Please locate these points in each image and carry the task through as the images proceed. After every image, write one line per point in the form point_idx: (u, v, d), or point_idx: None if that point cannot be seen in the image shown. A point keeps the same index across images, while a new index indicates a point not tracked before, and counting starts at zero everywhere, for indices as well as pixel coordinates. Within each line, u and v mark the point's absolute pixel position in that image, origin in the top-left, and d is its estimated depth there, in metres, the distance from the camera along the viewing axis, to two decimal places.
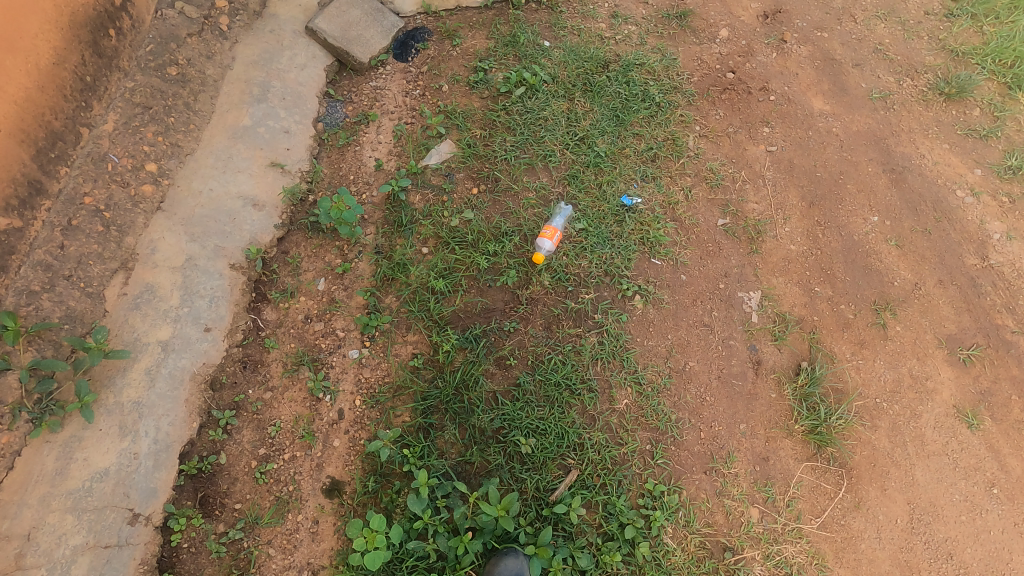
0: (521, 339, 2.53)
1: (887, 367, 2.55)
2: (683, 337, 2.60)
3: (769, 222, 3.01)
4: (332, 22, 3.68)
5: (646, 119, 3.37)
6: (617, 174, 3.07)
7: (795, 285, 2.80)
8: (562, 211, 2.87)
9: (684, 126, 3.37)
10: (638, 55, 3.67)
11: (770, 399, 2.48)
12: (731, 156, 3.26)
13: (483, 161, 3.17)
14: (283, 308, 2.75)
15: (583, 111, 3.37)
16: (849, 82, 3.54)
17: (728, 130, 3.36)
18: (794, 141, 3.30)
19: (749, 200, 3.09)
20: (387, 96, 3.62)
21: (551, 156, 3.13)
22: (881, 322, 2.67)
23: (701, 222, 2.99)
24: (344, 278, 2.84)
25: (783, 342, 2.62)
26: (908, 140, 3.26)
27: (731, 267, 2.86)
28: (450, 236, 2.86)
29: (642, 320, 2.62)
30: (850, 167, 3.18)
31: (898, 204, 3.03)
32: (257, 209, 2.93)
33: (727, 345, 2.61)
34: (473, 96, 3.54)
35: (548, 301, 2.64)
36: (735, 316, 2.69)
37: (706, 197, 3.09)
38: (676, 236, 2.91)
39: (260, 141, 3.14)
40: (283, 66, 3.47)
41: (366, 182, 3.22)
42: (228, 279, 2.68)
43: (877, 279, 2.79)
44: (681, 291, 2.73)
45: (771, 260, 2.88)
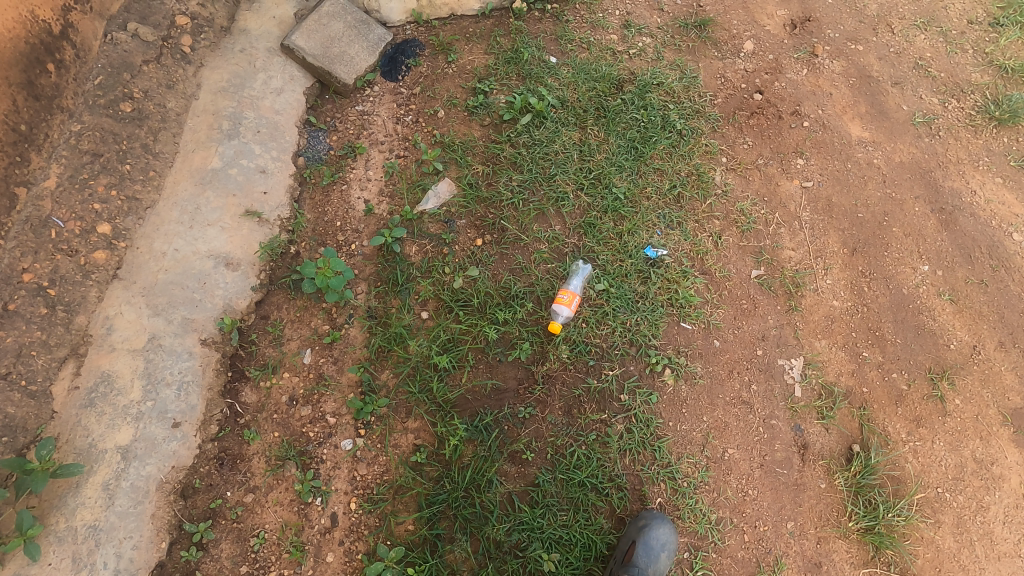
0: (538, 429, 2.23)
1: (948, 450, 2.29)
2: (720, 419, 2.31)
3: (808, 272, 2.70)
4: (311, 37, 3.25)
5: (668, 150, 3.02)
6: (639, 221, 2.74)
7: (840, 349, 2.51)
8: (579, 270, 2.54)
9: (709, 158, 3.02)
10: (655, 72, 3.29)
11: (821, 491, 2.21)
12: (762, 193, 2.93)
13: (487, 205, 2.82)
14: (264, 389, 2.41)
15: (597, 142, 3.01)
16: (888, 103, 3.20)
17: (758, 161, 3.02)
18: (832, 175, 2.97)
19: (784, 246, 2.77)
20: (376, 123, 3.23)
21: (563, 200, 2.79)
22: (939, 394, 2.39)
23: (733, 274, 2.68)
24: (334, 349, 2.50)
25: (830, 421, 2.34)
26: (957, 173, 2.95)
27: (769, 328, 2.55)
28: (454, 299, 2.53)
29: (674, 399, 2.32)
30: (895, 206, 2.86)
31: (950, 251, 2.73)
32: (231, 269, 2.57)
33: (769, 426, 2.32)
34: (472, 123, 3.16)
35: (567, 378, 2.32)
36: (776, 389, 2.40)
37: (737, 244, 2.77)
38: (707, 294, 2.59)
39: (233, 186, 2.75)
40: (257, 92, 3.06)
41: (355, 229, 2.85)
42: (199, 359, 2.33)
43: (931, 342, 2.51)
44: (716, 361, 2.42)
45: (813, 318, 2.58)
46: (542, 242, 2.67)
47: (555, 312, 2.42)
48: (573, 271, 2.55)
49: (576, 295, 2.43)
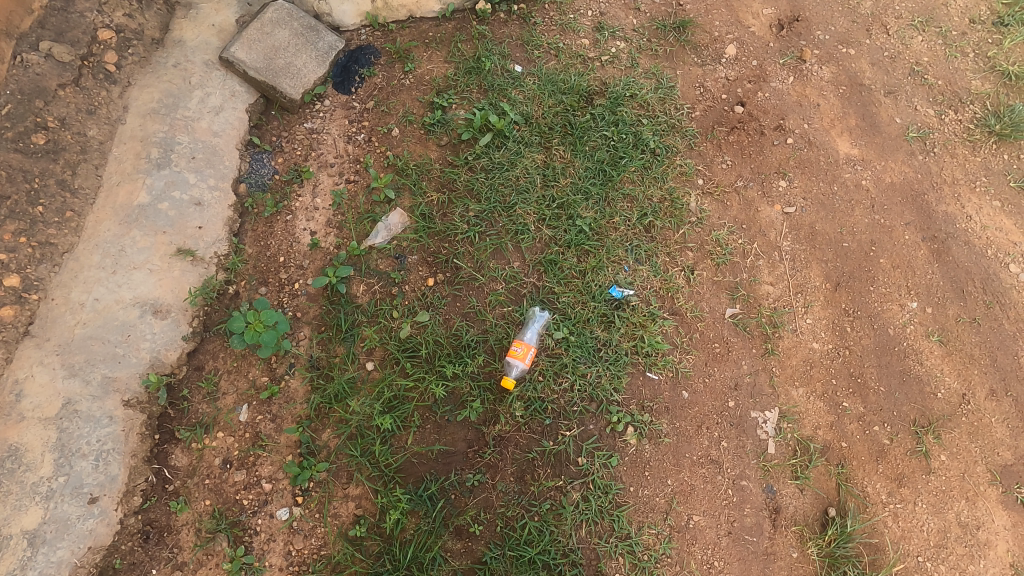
0: (487, 498, 2.08)
1: (931, 513, 2.13)
2: (686, 481, 2.14)
3: (787, 311, 2.49)
4: (253, 48, 2.94)
5: (639, 173, 2.78)
6: (604, 257, 2.52)
7: (819, 399, 2.32)
8: (535, 317, 2.33)
9: (684, 180, 2.79)
10: (629, 82, 3.01)
11: (791, 560, 2.07)
12: (741, 220, 2.70)
13: (441, 239, 2.60)
14: (196, 450, 2.25)
15: (562, 164, 2.77)
16: (880, 116, 2.95)
17: (737, 183, 2.79)
18: (816, 198, 2.74)
19: (763, 280, 2.57)
20: (326, 142, 2.97)
21: (523, 233, 2.57)
22: (923, 450, 2.21)
23: (706, 313, 2.47)
24: (272, 405, 2.32)
25: (805, 482, 2.17)
26: (951, 196, 2.72)
27: (743, 376, 2.36)
28: (401, 349, 2.34)
29: (636, 461, 2.14)
30: (884, 234, 2.64)
31: (942, 285, 2.52)
32: (159, 317, 2.37)
33: (738, 488, 2.15)
34: (429, 142, 2.91)
35: (521, 440, 2.14)
36: (747, 446, 2.22)
37: (711, 279, 2.56)
38: (676, 338, 2.40)
39: (162, 222, 2.52)
40: (193, 112, 2.77)
41: (300, 265, 2.64)
42: (121, 423, 2.16)
43: (917, 390, 2.32)
44: (683, 416, 2.24)
45: (791, 363, 2.39)
46: (498, 283, 2.46)
47: (507, 367, 2.23)
48: (530, 318, 2.34)
49: (530, 346, 2.24)
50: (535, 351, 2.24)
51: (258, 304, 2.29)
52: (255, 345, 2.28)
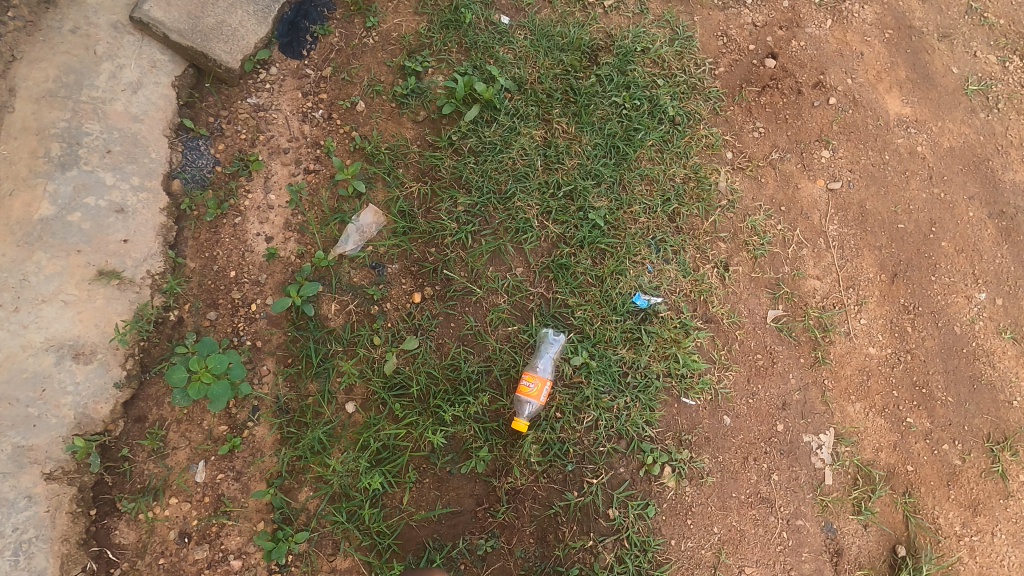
0: (504, 566, 1.79)
1: (1010, 543, 1.90)
2: (735, 527, 1.84)
3: (838, 311, 2.13)
4: (172, 5, 2.33)
5: (658, 148, 2.33)
6: (625, 256, 2.11)
7: (880, 416, 2.00)
8: (550, 342, 1.97)
9: (710, 154, 2.34)
10: (639, 33, 2.48)
11: None
12: (779, 200, 2.29)
13: (426, 242, 2.15)
14: (144, 522, 1.87)
15: (565, 141, 2.31)
16: (934, 65, 2.48)
17: (772, 155, 2.35)
18: (865, 170, 2.32)
19: (808, 274, 2.19)
20: (276, 122, 2.44)
21: (526, 232, 2.14)
22: (1000, 470, 1.94)
23: (745, 318, 2.10)
24: (234, 460, 1.93)
25: (870, 518, 1.88)
26: (1019, 162, 2.35)
27: (791, 393, 2.01)
28: (387, 387, 1.95)
29: (676, 508, 1.83)
30: (945, 211, 2.25)
31: (1011, 271, 2.18)
32: (83, 361, 1.90)
33: (794, 529, 1.86)
34: (403, 118, 2.40)
35: (539, 493, 1.83)
36: (801, 478, 1.91)
37: (749, 275, 2.17)
38: (713, 352, 2.03)
39: (76, 238, 2.01)
40: (103, 92, 2.19)
41: (255, 280, 2.17)
42: (45, 502, 1.75)
43: (990, 399, 2.02)
44: (727, 448, 1.91)
45: (845, 374, 2.05)
46: (499, 295, 2.05)
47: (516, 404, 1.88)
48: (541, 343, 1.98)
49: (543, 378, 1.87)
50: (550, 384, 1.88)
51: (203, 347, 1.90)
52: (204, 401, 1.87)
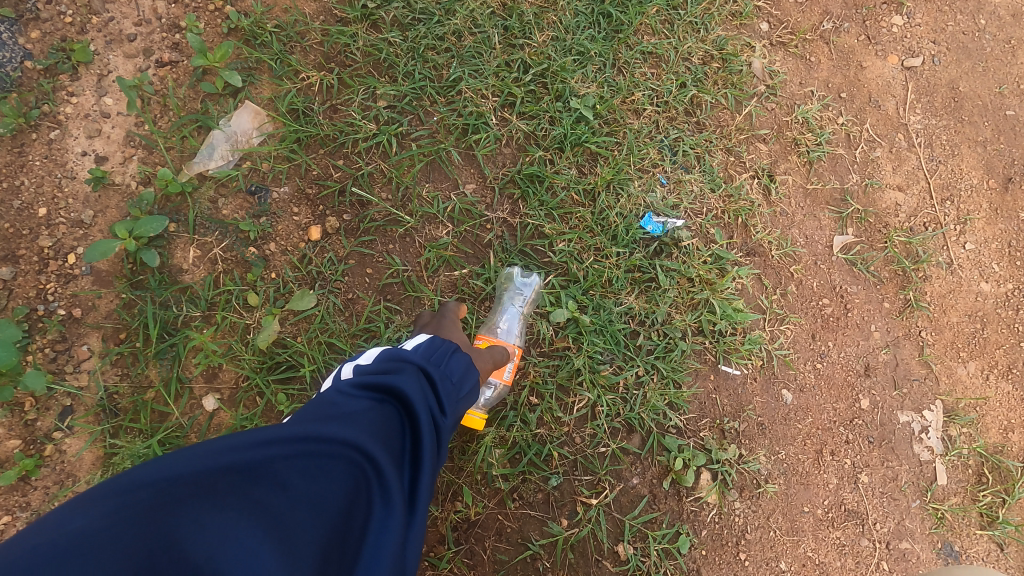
0: None
1: None
2: (811, 559, 1.21)
3: (932, 234, 1.48)
4: None
5: (666, 17, 1.59)
6: (627, 163, 1.42)
7: (1005, 380, 1.37)
8: (519, 286, 1.30)
9: (739, 25, 1.62)
10: None
11: None
12: (836, 83, 1.63)
13: (328, 152, 1.44)
14: None
15: (534, 8, 1.55)
16: None
17: (824, 26, 1.66)
18: (953, 38, 1.66)
19: (885, 183, 1.53)
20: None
21: (479, 131, 1.44)
22: None
23: (802, 247, 1.45)
24: (27, 495, 1.22)
25: (1009, 534, 1.26)
26: None
27: (876, 352, 1.37)
28: (266, 369, 1.29)
29: (721, 536, 1.19)
30: None
31: None
32: None
33: (895, 555, 1.24)
34: None
35: (507, 527, 1.16)
36: (902, 477, 1.28)
37: (802, 187, 1.51)
38: (761, 298, 1.37)
39: None
40: None
41: (78, 219, 1.44)
42: None
43: None
44: (792, 439, 1.27)
45: (950, 324, 1.41)
46: (439, 223, 1.36)
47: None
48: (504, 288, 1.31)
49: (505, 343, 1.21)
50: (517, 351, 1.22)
51: None
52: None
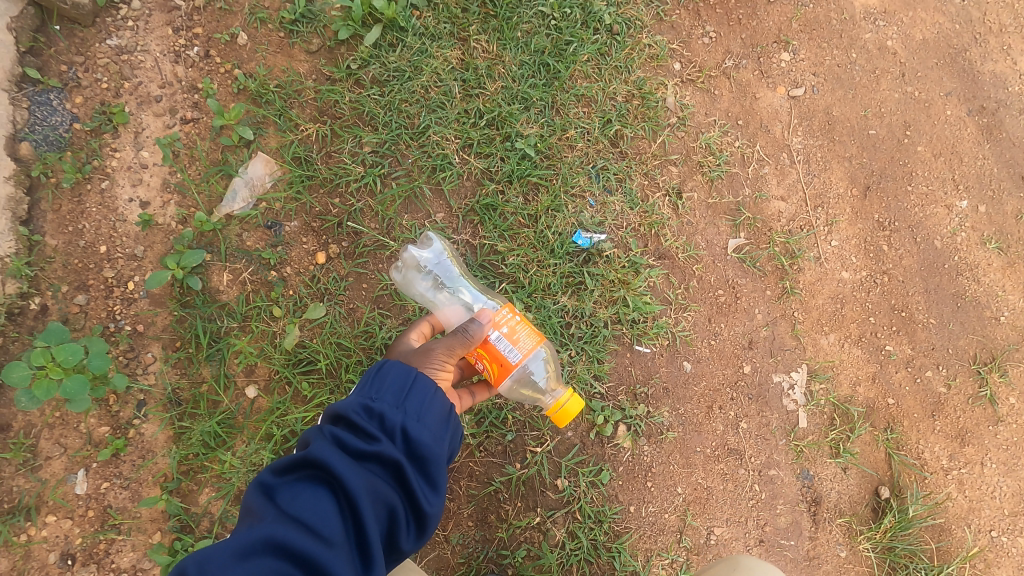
0: (440, 556, 1.56)
1: (1002, 473, 1.68)
2: (702, 485, 1.63)
3: (805, 234, 1.88)
4: None
5: (594, 63, 1.99)
6: (561, 191, 1.82)
7: (857, 346, 1.78)
8: (413, 260, 1.64)
9: (655, 67, 2.02)
10: None
11: (840, 562, 1.62)
12: (733, 113, 2.01)
13: (328, 192, 1.84)
14: (17, 548, 1.59)
15: (487, 62, 1.96)
16: None
17: (726, 64, 2.05)
18: (830, 71, 2.04)
19: (771, 195, 1.92)
20: (144, 65, 2.06)
21: (444, 169, 1.83)
22: (989, 395, 1.73)
23: (702, 249, 1.85)
24: (120, 464, 1.65)
25: (850, 460, 1.68)
26: (999, 50, 2.07)
27: (757, 330, 1.78)
28: (291, 364, 1.71)
29: (634, 470, 1.62)
30: (920, 111, 1.99)
31: (995, 174, 1.93)
32: None
33: (766, 481, 1.65)
34: (295, 51, 2.02)
35: (476, 470, 1.59)
36: (772, 423, 1.70)
37: (705, 201, 1.90)
38: (668, 292, 1.78)
39: None
40: None
41: (133, 254, 1.84)
42: None
43: (976, 317, 1.80)
44: (688, 397, 1.69)
45: (817, 305, 1.82)
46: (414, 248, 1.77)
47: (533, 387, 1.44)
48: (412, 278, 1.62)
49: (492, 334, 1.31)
50: (504, 325, 1.31)
51: (49, 334, 1.53)
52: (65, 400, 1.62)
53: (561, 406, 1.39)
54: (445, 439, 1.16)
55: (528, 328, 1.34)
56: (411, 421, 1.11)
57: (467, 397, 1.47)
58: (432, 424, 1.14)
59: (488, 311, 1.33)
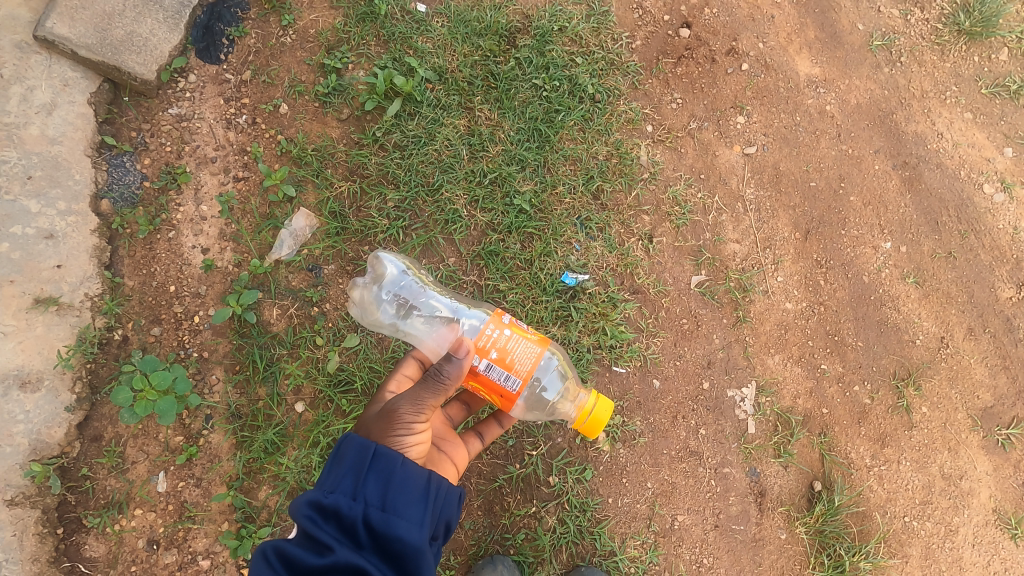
0: (455, 539, 1.93)
1: (915, 469, 2.09)
2: (667, 480, 2.02)
3: (756, 271, 2.24)
4: (76, 20, 2.30)
5: (580, 127, 2.36)
6: (552, 238, 2.22)
7: (797, 365, 2.16)
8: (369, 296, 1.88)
9: (631, 129, 2.37)
10: (556, 11, 2.43)
11: (781, 543, 2.02)
12: (697, 168, 2.35)
13: (359, 241, 2.24)
14: (111, 535, 1.96)
15: (489, 128, 2.34)
16: (840, 24, 2.49)
17: (690, 125, 2.39)
18: (778, 132, 2.39)
19: (728, 238, 2.28)
20: (200, 131, 2.43)
21: (455, 222, 2.24)
22: (905, 405, 2.12)
23: (669, 285, 2.21)
24: (193, 467, 2.03)
25: (789, 460, 2.06)
26: (921, 112, 2.43)
27: (715, 352, 2.14)
28: (332, 385, 2.10)
29: (611, 468, 2.00)
30: (852, 166, 2.37)
31: (915, 220, 2.31)
32: (30, 390, 1.95)
33: (721, 476, 2.04)
34: (327, 119, 2.40)
35: (484, 469, 1.96)
36: (726, 429, 2.07)
37: (672, 244, 2.26)
38: (641, 321, 2.15)
39: (6, 268, 2.03)
40: (17, 117, 2.17)
41: (196, 292, 2.22)
42: (10, 527, 1.84)
43: (895, 340, 2.19)
44: (657, 409, 2.06)
45: (765, 330, 2.18)
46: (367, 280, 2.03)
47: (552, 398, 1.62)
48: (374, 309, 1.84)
49: (484, 364, 1.42)
50: (493, 353, 1.42)
51: (145, 365, 1.96)
52: (154, 413, 1.98)
53: (589, 414, 1.53)
54: (416, 504, 1.20)
55: (523, 343, 1.43)
56: (369, 502, 1.17)
57: (476, 442, 1.75)
58: (393, 498, 1.19)
59: (464, 342, 1.39)
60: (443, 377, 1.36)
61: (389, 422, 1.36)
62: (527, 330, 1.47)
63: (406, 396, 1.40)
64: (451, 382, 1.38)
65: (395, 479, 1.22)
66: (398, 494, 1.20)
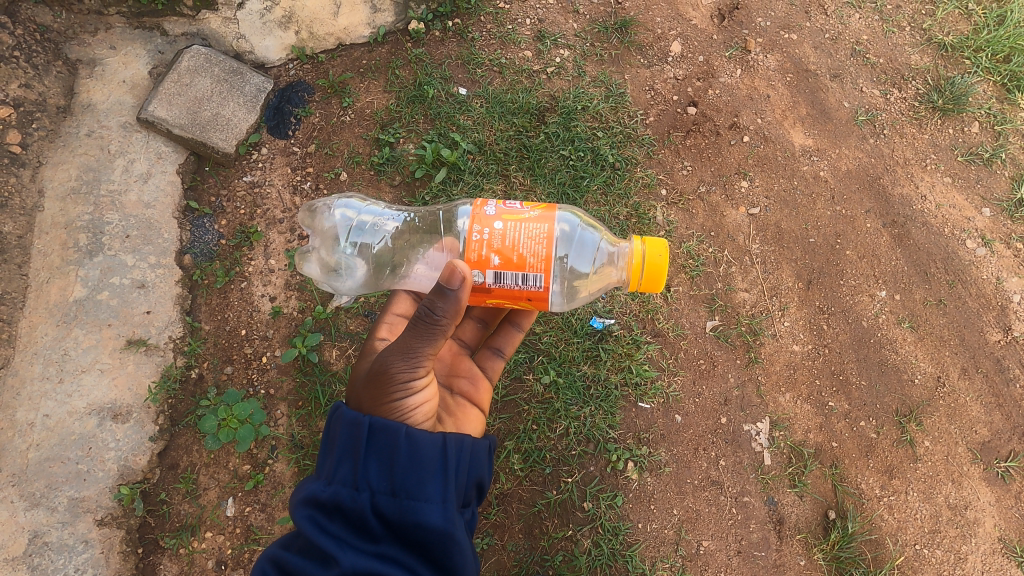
0: (498, 560, 2.14)
1: (922, 499, 2.28)
2: (692, 508, 2.21)
3: (764, 316, 2.48)
4: (173, 104, 2.65)
5: (602, 191, 2.68)
6: None
7: (806, 402, 2.37)
8: (331, 257, 1.79)
9: (648, 193, 2.69)
10: (578, 93, 2.83)
11: (799, 568, 2.18)
12: (708, 227, 2.63)
13: None
14: (185, 556, 2.21)
15: (523, 192, 2.69)
16: (829, 102, 2.84)
17: (700, 189, 2.69)
18: (778, 195, 2.69)
19: (738, 287, 2.53)
20: (271, 196, 2.72)
21: None
22: (908, 439, 2.33)
23: (687, 329, 2.43)
24: (259, 493, 2.28)
25: (803, 489, 2.25)
26: (905, 177, 2.73)
27: (731, 390, 2.35)
28: None
29: (640, 496, 2.20)
30: (847, 225, 2.64)
31: (906, 270, 2.58)
32: (120, 422, 2.23)
33: (741, 505, 2.22)
34: (381, 184, 2.73)
35: (523, 495, 2.20)
36: (744, 460, 2.27)
37: (688, 293, 2.49)
38: (663, 361, 2.36)
39: (106, 314, 2.34)
40: (118, 185, 2.52)
41: (264, 335, 2.48)
42: (100, 545, 2.12)
43: (896, 379, 2.41)
44: (681, 441, 2.27)
45: (776, 370, 2.40)
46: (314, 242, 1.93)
47: (592, 272, 1.63)
48: (349, 269, 1.76)
49: (492, 275, 1.47)
50: (496, 258, 1.46)
51: (228, 398, 2.33)
52: (234, 442, 2.30)
53: (642, 264, 1.53)
54: (427, 483, 1.32)
55: (522, 227, 1.47)
56: (375, 488, 1.30)
57: (496, 356, 1.95)
58: (398, 480, 1.31)
59: (457, 270, 1.39)
60: (435, 318, 1.41)
61: (383, 380, 1.45)
62: (521, 213, 1.50)
63: (394, 353, 1.46)
64: (445, 320, 1.42)
65: (397, 459, 1.33)
66: (403, 474, 1.32)
